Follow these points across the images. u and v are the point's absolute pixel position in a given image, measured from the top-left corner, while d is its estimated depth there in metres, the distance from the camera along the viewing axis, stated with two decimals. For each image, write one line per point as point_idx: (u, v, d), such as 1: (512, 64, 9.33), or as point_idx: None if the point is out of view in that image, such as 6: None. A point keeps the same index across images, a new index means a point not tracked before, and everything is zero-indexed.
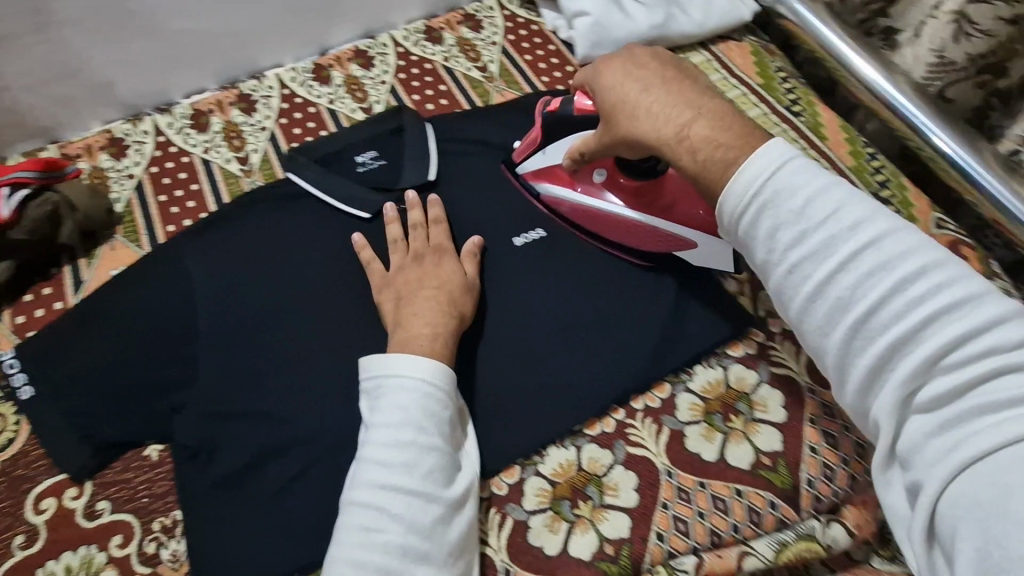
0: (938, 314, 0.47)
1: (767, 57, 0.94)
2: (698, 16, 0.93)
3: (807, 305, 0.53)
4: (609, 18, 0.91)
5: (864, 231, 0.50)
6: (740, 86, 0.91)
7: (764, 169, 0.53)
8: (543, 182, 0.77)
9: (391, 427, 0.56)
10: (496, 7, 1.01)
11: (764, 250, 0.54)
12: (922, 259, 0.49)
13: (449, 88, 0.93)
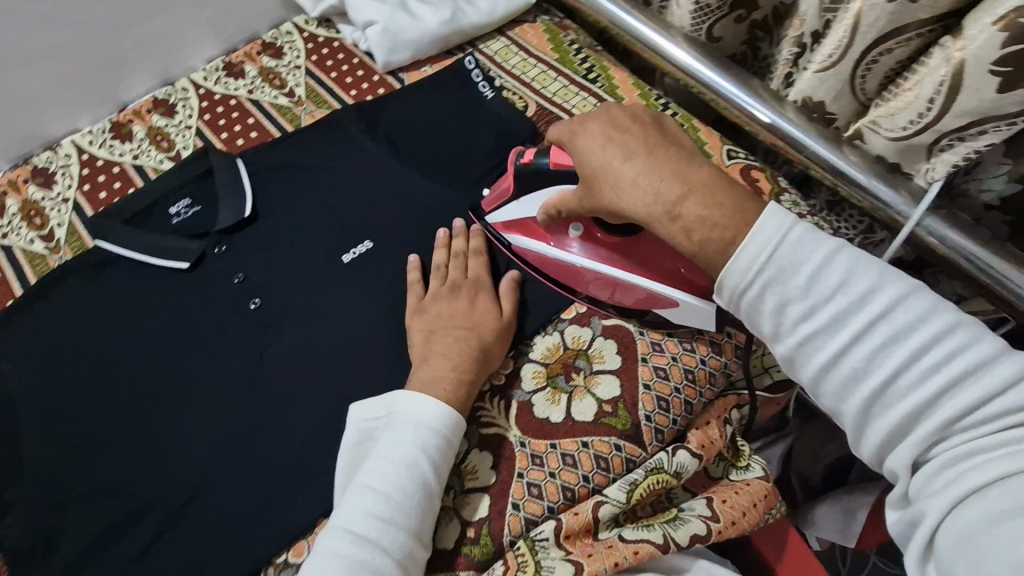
0: (947, 377, 0.49)
1: (560, 33, 0.98)
2: (486, 5, 0.96)
3: (821, 373, 0.54)
4: (395, 22, 0.93)
5: (905, 313, 0.50)
6: (539, 64, 0.95)
7: (766, 240, 0.53)
8: (513, 233, 0.75)
9: (394, 454, 0.61)
10: (294, 31, 1.00)
11: (768, 325, 0.55)
12: (940, 328, 0.49)
13: (259, 120, 0.91)
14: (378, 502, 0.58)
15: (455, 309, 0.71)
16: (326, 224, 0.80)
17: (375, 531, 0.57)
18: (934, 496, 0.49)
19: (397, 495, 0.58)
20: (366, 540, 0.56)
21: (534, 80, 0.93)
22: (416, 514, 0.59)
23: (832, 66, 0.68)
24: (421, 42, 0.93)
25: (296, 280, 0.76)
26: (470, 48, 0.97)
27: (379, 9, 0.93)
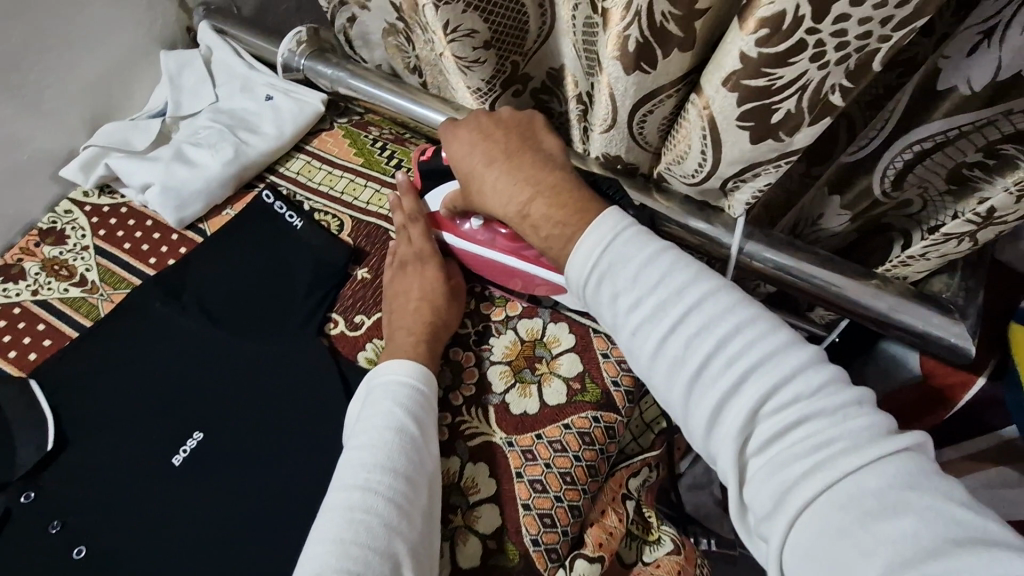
0: (769, 367, 0.46)
1: (361, 133, 0.94)
2: (272, 129, 0.91)
3: (654, 365, 0.50)
4: (174, 176, 0.85)
5: (727, 310, 0.48)
6: (345, 174, 0.90)
7: (597, 241, 0.51)
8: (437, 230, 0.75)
9: (368, 429, 0.59)
10: (74, 209, 0.89)
11: (609, 318, 0.52)
12: (757, 323, 0.47)
13: (50, 322, 0.81)
14: (373, 449, 0.57)
15: (402, 297, 0.72)
16: (148, 428, 0.71)
17: (374, 473, 0.56)
18: (765, 496, 0.45)
19: (388, 440, 0.58)
20: (366, 486, 0.55)
21: (345, 193, 0.88)
22: (411, 453, 0.58)
23: (611, 127, 0.67)
24: (209, 189, 0.85)
25: (124, 506, 0.67)
26: (270, 175, 0.91)
27: (152, 168, 0.86)
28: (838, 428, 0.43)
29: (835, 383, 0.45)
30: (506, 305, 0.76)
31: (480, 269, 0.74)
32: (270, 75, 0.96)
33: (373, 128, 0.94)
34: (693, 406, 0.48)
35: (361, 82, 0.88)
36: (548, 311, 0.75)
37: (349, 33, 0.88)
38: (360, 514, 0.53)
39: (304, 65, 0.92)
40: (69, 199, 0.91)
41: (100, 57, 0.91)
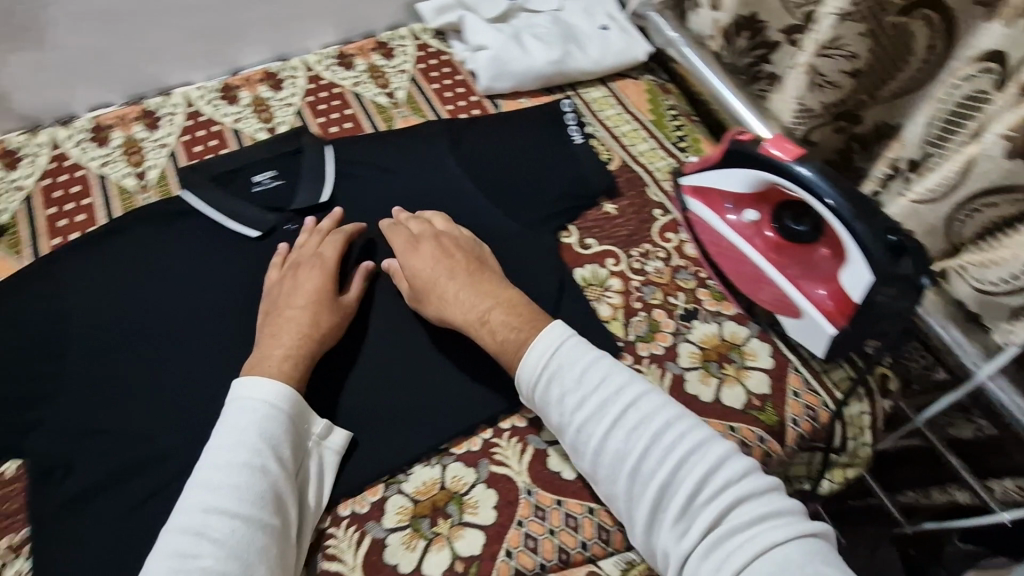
0: (703, 477, 0.52)
1: (660, 96, 0.95)
2: (596, 53, 0.93)
3: (599, 457, 0.56)
4: (506, 53, 0.90)
5: (648, 425, 0.54)
6: (633, 122, 0.91)
7: (544, 348, 0.59)
8: (694, 199, 0.78)
9: (218, 465, 0.54)
10: (301, 68, 0.95)
11: (557, 414, 0.58)
12: (697, 456, 0.53)
13: (92, 199, 0.81)
14: (230, 487, 0.53)
15: (288, 296, 0.67)
16: (224, 297, 0.73)
17: (218, 514, 0.51)
18: None
19: (235, 478, 0.53)
20: (191, 526, 0.51)
21: (624, 136, 0.90)
22: (272, 504, 0.54)
23: (931, 201, 0.69)
24: (524, 76, 0.90)
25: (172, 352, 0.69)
26: (571, 92, 0.93)
27: (495, 35, 0.92)
28: (745, 511, 0.51)
29: (768, 511, 0.51)
30: (654, 338, 0.73)
31: (715, 254, 0.76)
32: (613, 9, 0.98)
33: (529, 98, 0.93)
34: (633, 502, 0.54)
35: (692, 51, 0.92)
36: (756, 326, 0.75)
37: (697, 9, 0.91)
38: (198, 550, 0.50)
39: (650, 16, 0.97)
40: (182, 90, 0.92)
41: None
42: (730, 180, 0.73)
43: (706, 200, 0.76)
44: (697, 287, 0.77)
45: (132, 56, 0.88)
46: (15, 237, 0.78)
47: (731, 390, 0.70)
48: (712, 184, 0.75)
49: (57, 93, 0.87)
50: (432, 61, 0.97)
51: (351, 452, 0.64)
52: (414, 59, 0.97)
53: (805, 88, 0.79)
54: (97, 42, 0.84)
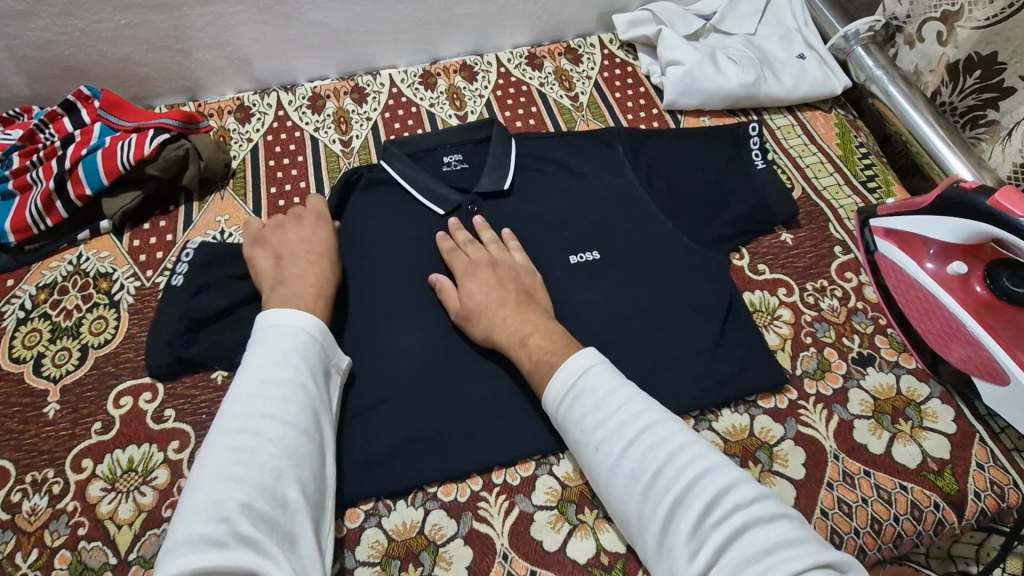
0: (718, 510, 0.49)
1: (852, 131, 0.91)
2: (790, 82, 0.92)
3: (610, 478, 0.55)
4: (700, 69, 0.91)
5: (658, 447, 0.53)
6: (819, 154, 0.89)
7: (573, 368, 0.58)
8: (889, 242, 0.74)
9: (259, 379, 0.56)
10: (494, 63, 1.01)
11: (576, 435, 0.57)
12: (704, 483, 0.50)
13: (305, 158, 0.91)
14: (283, 399, 0.55)
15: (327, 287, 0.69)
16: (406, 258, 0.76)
17: (260, 418, 0.53)
18: None
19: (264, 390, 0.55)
20: (235, 429, 0.53)
21: (808, 168, 0.88)
22: (312, 418, 0.57)
23: None
24: (713, 95, 0.91)
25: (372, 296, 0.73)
26: (756, 116, 0.93)
27: (691, 52, 0.92)
28: (757, 538, 0.47)
29: (773, 543, 0.47)
30: (824, 377, 0.70)
31: (906, 305, 0.72)
32: (814, 40, 0.96)
33: (710, 116, 0.93)
34: (646, 521, 0.52)
35: (900, 89, 0.88)
36: (939, 386, 0.70)
37: (915, 43, 0.90)
38: (250, 448, 0.52)
39: (855, 50, 0.93)
40: (387, 73, 1.00)
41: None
42: (938, 229, 0.69)
43: (905, 247, 0.73)
44: (875, 333, 0.73)
45: (356, 39, 0.98)
46: (241, 179, 0.88)
47: (905, 447, 0.66)
48: (915, 230, 0.71)
49: (290, 58, 0.98)
50: (616, 71, 1.00)
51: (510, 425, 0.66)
52: (599, 67, 1.00)
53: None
54: (333, 21, 0.94)
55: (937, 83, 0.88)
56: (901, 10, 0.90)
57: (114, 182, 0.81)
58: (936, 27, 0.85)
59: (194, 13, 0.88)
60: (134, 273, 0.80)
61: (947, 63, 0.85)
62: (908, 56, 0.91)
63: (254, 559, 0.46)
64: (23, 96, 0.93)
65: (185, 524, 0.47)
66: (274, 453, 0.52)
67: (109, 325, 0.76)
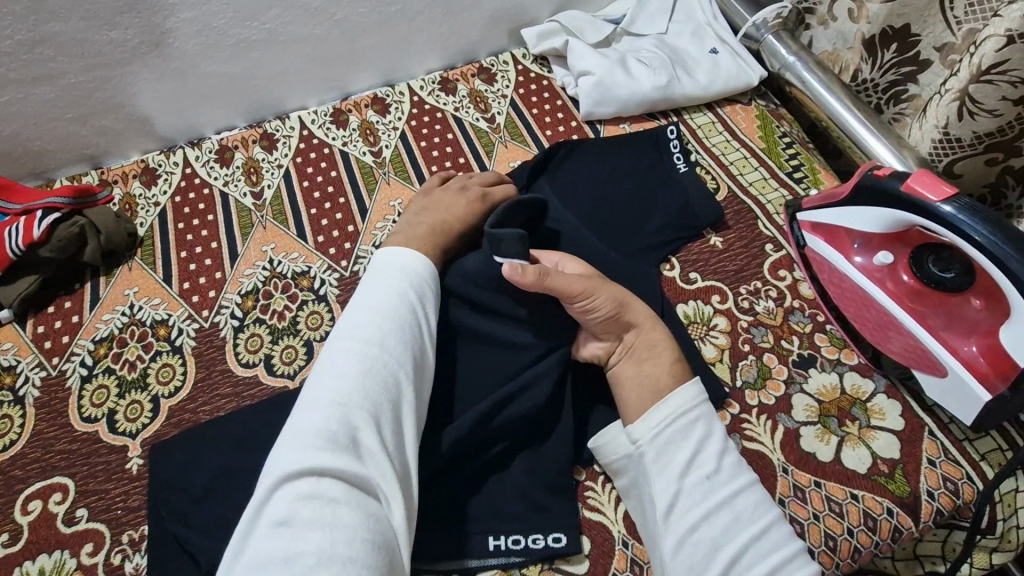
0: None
1: (773, 122, 0.90)
2: (704, 79, 0.89)
3: (698, 523, 0.53)
4: (611, 77, 0.88)
5: (765, 510, 0.55)
6: (741, 149, 0.87)
7: (690, 401, 0.59)
8: (817, 236, 0.72)
9: (373, 309, 0.58)
10: (406, 92, 0.98)
11: (675, 463, 0.56)
12: (793, 556, 0.53)
13: (215, 216, 0.87)
14: (394, 325, 0.57)
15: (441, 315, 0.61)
16: None
17: (387, 354, 0.55)
18: None
19: (403, 320, 0.58)
20: (381, 352, 0.55)
21: (732, 165, 0.85)
22: (421, 354, 0.58)
23: None
24: (628, 102, 0.88)
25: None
26: (675, 117, 0.90)
27: (599, 61, 0.89)
28: None
29: None
30: (765, 386, 0.68)
31: (841, 299, 0.70)
32: (725, 33, 0.94)
33: (629, 123, 0.91)
34: (729, 575, 0.51)
35: (815, 74, 0.86)
36: (883, 379, 0.67)
37: (829, 23, 0.88)
38: (366, 364, 0.54)
39: (766, 38, 0.90)
40: (296, 116, 0.97)
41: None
42: (862, 220, 0.66)
43: (833, 240, 0.70)
44: (814, 332, 0.71)
45: (258, 85, 0.94)
46: (149, 247, 0.84)
47: (854, 450, 0.63)
48: (839, 223, 0.69)
49: (192, 113, 0.94)
50: (532, 86, 0.97)
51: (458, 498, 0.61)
52: (515, 84, 0.98)
53: (952, 116, 0.71)
54: (230, 70, 0.90)
55: (857, 60, 0.85)
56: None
57: (8, 270, 0.77)
58: (846, 4, 0.84)
59: (79, 81, 0.84)
60: (39, 363, 0.75)
61: (862, 39, 0.83)
62: (823, 38, 0.90)
63: (355, 468, 0.48)
64: None
65: (303, 428, 0.49)
66: (380, 383, 0.53)
67: (14, 424, 0.71)
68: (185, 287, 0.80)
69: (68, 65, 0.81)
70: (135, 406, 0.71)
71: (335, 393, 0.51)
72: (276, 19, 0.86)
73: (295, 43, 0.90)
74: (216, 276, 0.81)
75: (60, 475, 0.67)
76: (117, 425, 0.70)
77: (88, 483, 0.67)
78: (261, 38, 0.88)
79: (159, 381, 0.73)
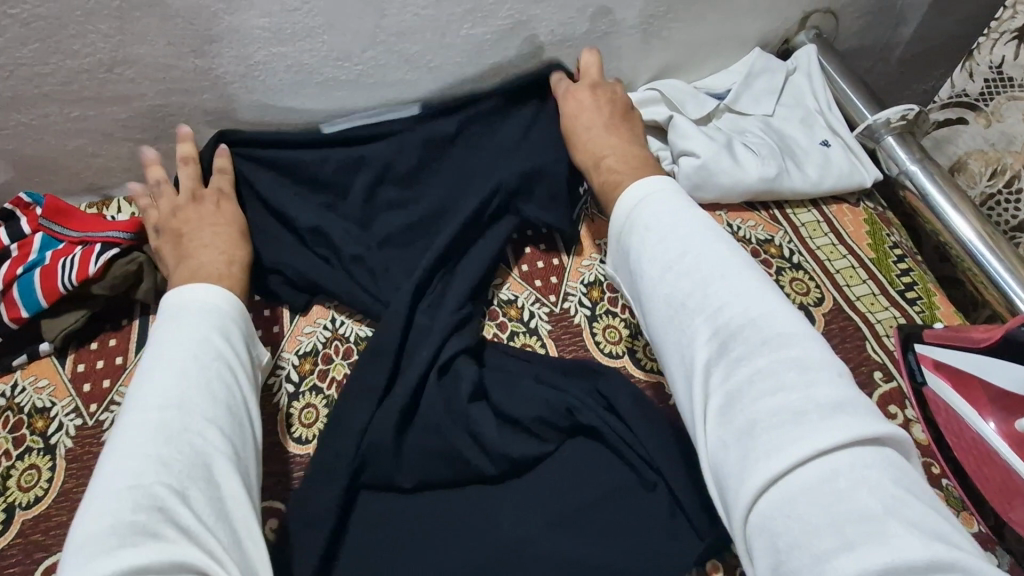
0: (756, 344, 0.47)
1: (883, 229, 0.83)
2: (815, 173, 0.84)
3: (649, 294, 0.54)
4: (717, 163, 0.82)
5: (719, 271, 0.51)
6: (849, 257, 0.81)
7: (631, 194, 0.59)
8: (942, 378, 0.66)
9: (172, 365, 0.53)
10: None
11: (630, 250, 0.57)
12: (751, 320, 0.48)
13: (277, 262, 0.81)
14: (193, 388, 0.52)
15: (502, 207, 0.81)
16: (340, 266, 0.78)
17: (193, 411, 0.51)
18: (727, 442, 0.45)
19: (212, 383, 0.54)
20: (182, 423, 0.50)
21: (839, 273, 0.79)
22: (232, 409, 0.54)
23: None
24: (731, 190, 0.82)
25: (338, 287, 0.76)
26: (777, 210, 0.85)
27: (706, 143, 0.83)
28: (799, 377, 0.44)
29: (812, 389, 0.44)
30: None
31: (966, 454, 0.63)
32: (838, 124, 0.89)
33: (727, 209, 0.85)
34: (673, 341, 0.51)
35: (942, 189, 0.80)
36: (1006, 555, 0.60)
37: (993, 122, 0.83)
38: (174, 432, 0.49)
39: (885, 139, 0.85)
40: None
41: (678, 41, 0.91)
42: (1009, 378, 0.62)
43: (967, 389, 0.65)
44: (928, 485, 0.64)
45: (338, 123, 0.88)
46: None
47: None
48: (977, 374, 0.64)
49: None
50: None
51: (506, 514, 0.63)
52: None
53: None
54: (314, 106, 0.85)
55: (1019, 167, 0.81)
56: (974, 89, 0.84)
57: (56, 302, 0.71)
58: (1023, 106, 0.79)
59: (155, 105, 0.78)
60: (76, 408, 0.69)
61: None
62: (975, 136, 0.85)
63: (180, 537, 0.43)
64: None
65: (89, 516, 0.43)
66: (177, 452, 0.48)
67: (41, 478, 0.65)
68: None
69: (144, 89, 0.76)
70: None
71: (135, 463, 0.46)
72: (369, 62, 0.80)
73: (388, 89, 0.85)
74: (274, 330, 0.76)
75: None
76: None
77: None
78: (351, 79, 0.82)
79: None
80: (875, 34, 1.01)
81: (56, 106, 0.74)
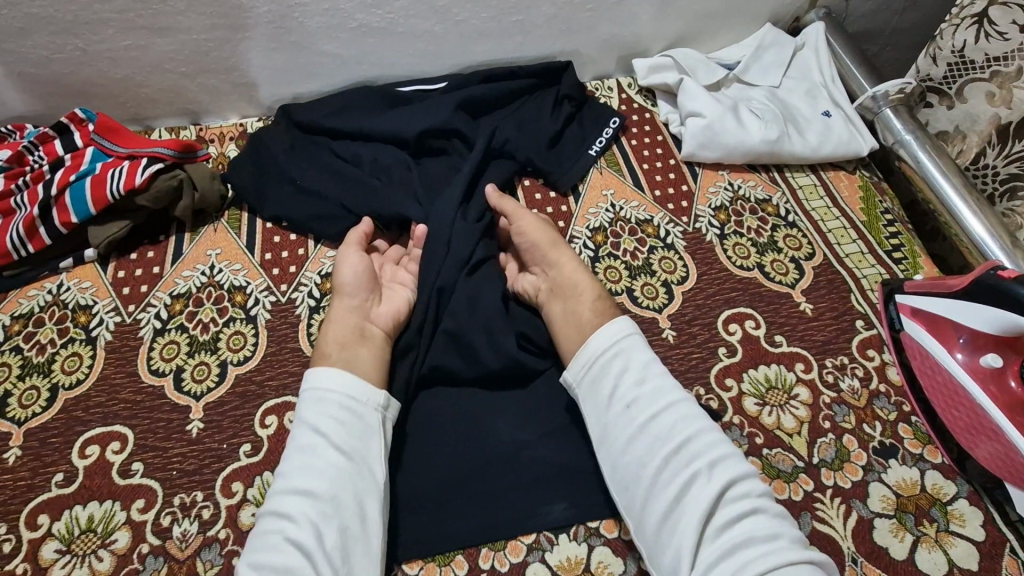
0: (726, 486, 0.54)
1: (876, 195, 0.88)
2: (814, 140, 0.89)
3: (631, 436, 0.58)
4: (721, 123, 0.87)
5: (693, 418, 0.58)
6: (841, 218, 0.85)
7: (613, 331, 0.63)
8: (918, 324, 0.71)
9: (306, 457, 0.56)
10: None
11: (607, 390, 0.60)
12: (721, 465, 0.55)
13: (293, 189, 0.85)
14: (315, 472, 0.55)
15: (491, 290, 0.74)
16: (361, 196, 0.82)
17: (310, 497, 0.54)
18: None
19: (337, 469, 0.56)
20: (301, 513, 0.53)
21: (830, 232, 0.84)
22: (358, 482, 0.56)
23: None
24: (734, 150, 0.87)
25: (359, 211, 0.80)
26: (777, 173, 0.90)
27: (712, 105, 0.89)
28: (764, 523, 0.53)
29: (773, 531, 0.52)
30: (842, 469, 0.65)
31: (934, 391, 0.68)
32: (840, 97, 0.94)
33: (728, 170, 0.90)
34: (653, 488, 0.55)
35: (931, 158, 0.85)
36: (966, 484, 0.64)
37: (955, 105, 0.87)
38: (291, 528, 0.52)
39: (884, 111, 0.91)
40: None
41: (692, 12, 0.96)
42: (976, 318, 0.66)
43: (938, 332, 0.70)
44: (898, 421, 0.68)
45: (366, 71, 0.94)
46: (236, 210, 0.84)
47: (931, 553, 0.60)
48: (949, 318, 0.69)
49: (297, 86, 0.94)
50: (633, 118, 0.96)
51: (501, 422, 0.67)
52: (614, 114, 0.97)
53: None
54: (346, 52, 0.90)
55: (984, 144, 0.84)
56: (937, 73, 0.87)
57: (103, 211, 0.77)
58: (984, 88, 0.82)
59: (201, 40, 0.84)
60: (115, 307, 0.75)
61: (998, 123, 0.82)
62: (943, 117, 0.89)
63: None
64: (14, 112, 0.89)
65: None
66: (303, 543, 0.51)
67: (83, 363, 0.71)
68: (267, 257, 0.80)
69: (192, 23, 0.82)
70: (203, 368, 0.71)
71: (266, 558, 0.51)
72: (400, 11, 0.86)
73: (416, 40, 0.91)
74: (298, 252, 0.81)
75: (120, 424, 0.67)
76: (184, 385, 0.70)
77: (147, 440, 0.66)
78: (382, 26, 0.88)
79: (229, 348, 0.73)
80: (883, 18, 1.05)
81: (112, 34, 0.81)
